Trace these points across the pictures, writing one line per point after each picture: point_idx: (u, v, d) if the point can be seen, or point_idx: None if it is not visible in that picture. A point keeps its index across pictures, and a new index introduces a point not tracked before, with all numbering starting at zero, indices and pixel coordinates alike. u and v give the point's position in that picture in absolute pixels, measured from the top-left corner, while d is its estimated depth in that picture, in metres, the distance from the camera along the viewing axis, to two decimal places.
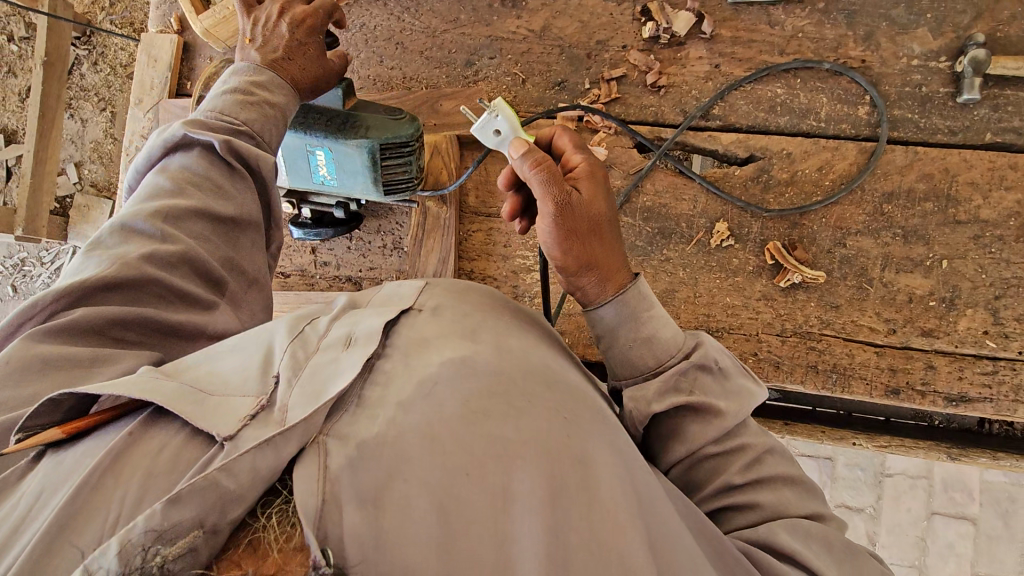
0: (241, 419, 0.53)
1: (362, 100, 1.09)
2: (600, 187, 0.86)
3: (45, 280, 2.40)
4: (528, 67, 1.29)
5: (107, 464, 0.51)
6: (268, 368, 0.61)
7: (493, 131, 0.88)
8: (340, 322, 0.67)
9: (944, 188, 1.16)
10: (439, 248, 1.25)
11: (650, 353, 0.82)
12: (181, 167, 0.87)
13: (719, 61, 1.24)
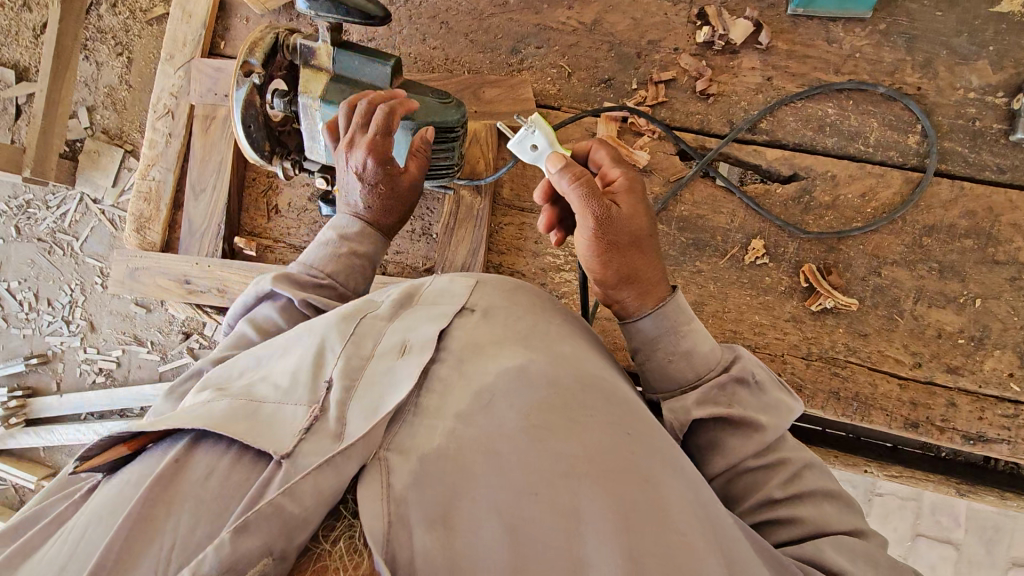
0: (296, 434, 0.62)
1: (408, 81, 1.06)
2: (639, 201, 0.86)
3: (49, 224, 2.35)
4: (575, 61, 1.26)
5: (158, 491, 0.59)
6: (318, 376, 0.70)
7: (532, 146, 0.90)
8: (392, 326, 0.77)
9: (986, 226, 1.14)
10: (470, 238, 1.23)
11: (691, 366, 0.82)
12: (266, 321, 0.87)
13: (772, 74, 1.21)
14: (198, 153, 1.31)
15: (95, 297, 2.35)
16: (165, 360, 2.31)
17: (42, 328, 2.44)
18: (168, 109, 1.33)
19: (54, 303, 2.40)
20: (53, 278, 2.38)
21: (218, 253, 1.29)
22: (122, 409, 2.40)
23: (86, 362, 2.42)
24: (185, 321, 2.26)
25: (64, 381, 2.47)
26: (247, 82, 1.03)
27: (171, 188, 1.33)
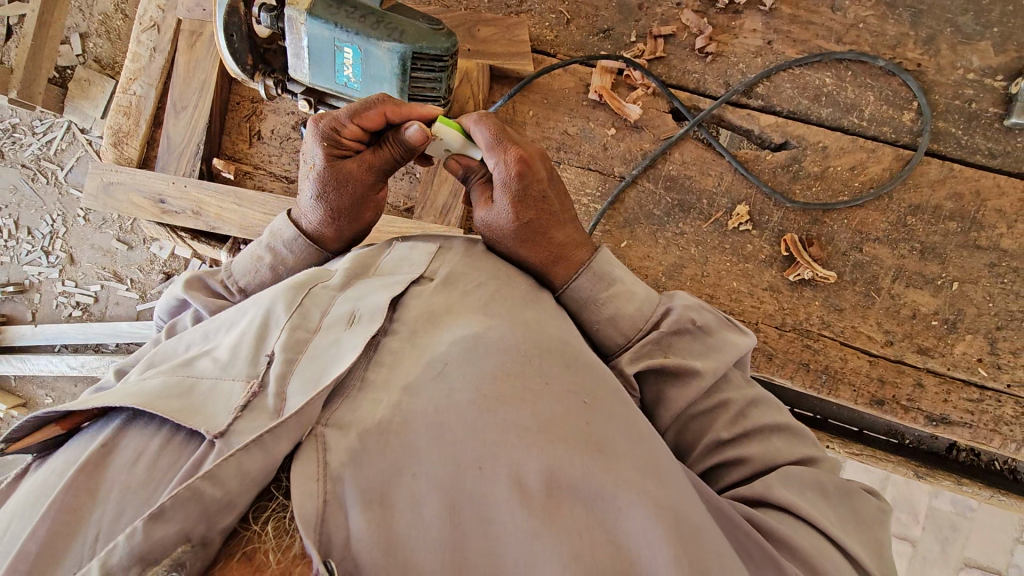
0: (233, 410, 0.59)
1: (398, 5, 1.03)
2: (516, 185, 0.81)
3: (33, 150, 2.29)
4: (575, 7, 1.23)
5: (85, 477, 0.57)
6: (261, 348, 0.68)
7: (438, 150, 0.89)
8: (343, 297, 0.75)
9: (971, 211, 1.13)
10: (452, 178, 1.20)
11: (619, 332, 0.81)
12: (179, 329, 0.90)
13: (773, 38, 1.19)
14: (182, 68, 1.26)
15: (76, 231, 2.30)
16: (144, 299, 2.27)
17: (21, 258, 2.40)
18: (154, 22, 1.29)
19: (34, 232, 2.35)
20: (34, 208, 2.33)
21: (195, 173, 1.26)
22: (97, 345, 2.37)
23: (63, 295, 2.38)
24: (166, 261, 2.22)
25: (40, 314, 2.43)
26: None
27: (152, 103, 1.29)
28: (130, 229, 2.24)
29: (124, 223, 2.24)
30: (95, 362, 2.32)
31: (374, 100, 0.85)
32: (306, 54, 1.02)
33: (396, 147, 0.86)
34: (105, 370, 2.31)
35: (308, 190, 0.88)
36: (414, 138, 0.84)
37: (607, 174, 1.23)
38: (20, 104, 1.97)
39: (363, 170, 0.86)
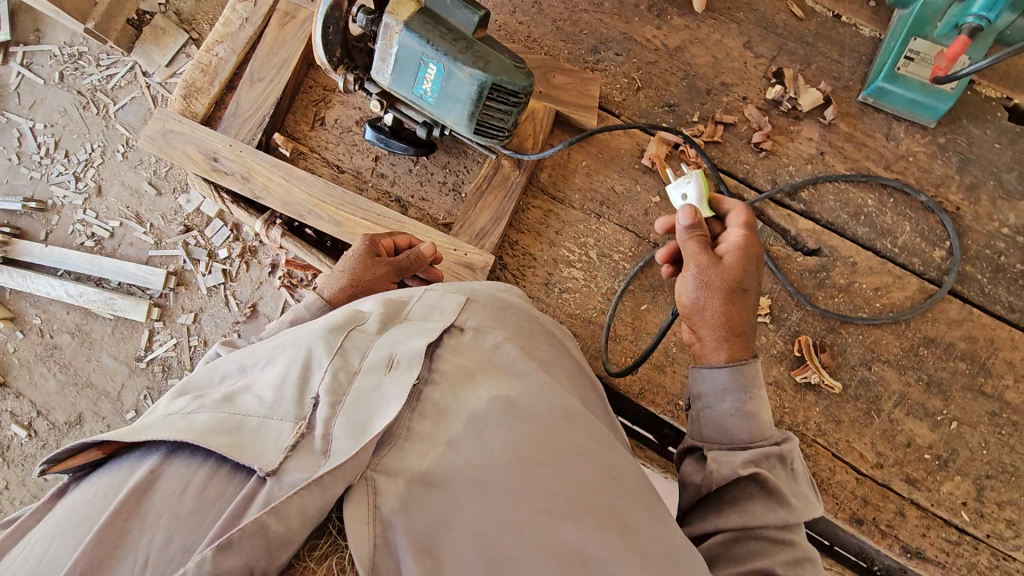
0: (283, 450, 0.60)
1: (488, 35, 1.07)
2: (751, 263, 0.94)
3: (93, 81, 2.21)
4: (647, 77, 1.29)
5: (129, 503, 0.59)
6: (305, 388, 0.68)
7: (677, 195, 1.04)
8: (382, 339, 0.75)
9: (982, 356, 1.17)
10: (495, 207, 1.23)
11: (744, 426, 0.86)
12: None
13: (826, 150, 1.24)
14: (267, 43, 1.31)
15: (111, 165, 2.17)
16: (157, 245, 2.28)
17: (51, 178, 2.21)
18: None
19: (71, 156, 2.20)
20: (78, 133, 2.20)
21: (254, 142, 1.29)
22: (98, 280, 2.18)
23: (80, 224, 2.19)
24: (189, 215, 2.09)
25: (51, 236, 2.21)
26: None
27: (229, 68, 1.34)
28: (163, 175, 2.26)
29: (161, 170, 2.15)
30: (93, 295, 2.14)
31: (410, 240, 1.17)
32: (392, 60, 1.06)
33: (409, 253, 1.10)
34: (100, 307, 2.14)
35: (336, 269, 1.06)
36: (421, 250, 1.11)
37: (641, 237, 1.25)
38: (93, 36, 2.11)
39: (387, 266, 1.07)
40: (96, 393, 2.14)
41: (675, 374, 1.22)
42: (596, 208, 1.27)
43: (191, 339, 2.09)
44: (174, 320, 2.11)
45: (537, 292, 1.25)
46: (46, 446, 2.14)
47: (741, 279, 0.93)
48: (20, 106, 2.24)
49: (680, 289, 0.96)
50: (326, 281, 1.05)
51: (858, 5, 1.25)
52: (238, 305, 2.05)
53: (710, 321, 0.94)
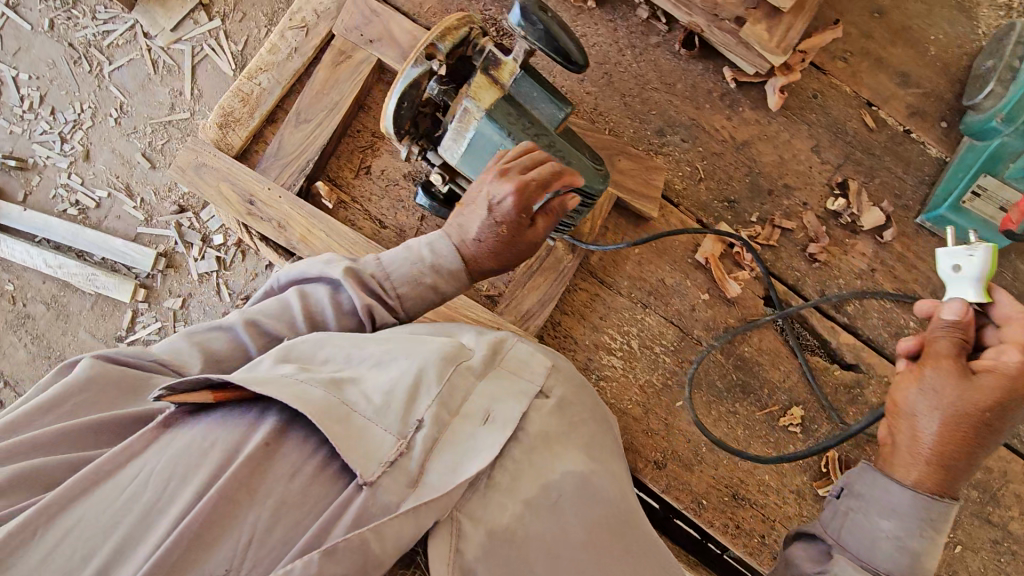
0: (382, 464, 0.68)
1: (572, 133, 1.05)
2: (1005, 401, 0.79)
3: (87, 34, 2.16)
4: (711, 168, 1.26)
5: (244, 470, 0.65)
6: (411, 408, 0.73)
7: (946, 261, 0.86)
8: (481, 386, 0.79)
9: (993, 486, 1.21)
10: (543, 289, 1.19)
11: (899, 560, 0.80)
12: (316, 306, 0.90)
13: (878, 267, 1.24)
14: (318, 82, 1.22)
15: (102, 129, 2.12)
16: (149, 223, 2.07)
17: (33, 135, 2.18)
18: (304, 24, 1.25)
19: (57, 115, 2.16)
20: (67, 91, 2.17)
21: (295, 188, 1.21)
22: (81, 252, 2.14)
23: (62, 188, 2.15)
24: (184, 195, 2.03)
25: (33, 198, 2.19)
26: (424, 67, 0.97)
27: (272, 101, 1.24)
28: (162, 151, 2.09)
29: (156, 140, 2.08)
30: (74, 268, 2.10)
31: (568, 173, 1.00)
32: (467, 145, 1.00)
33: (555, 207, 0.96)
34: (81, 282, 2.09)
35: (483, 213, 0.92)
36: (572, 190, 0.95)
37: (685, 332, 1.24)
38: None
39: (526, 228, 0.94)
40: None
41: (701, 473, 1.22)
42: (643, 297, 1.24)
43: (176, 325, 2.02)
44: (159, 301, 2.04)
45: None
46: None
47: (978, 411, 0.80)
48: (4, 52, 2.21)
49: (899, 385, 0.86)
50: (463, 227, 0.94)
51: (930, 124, 1.24)
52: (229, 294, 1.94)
53: (919, 436, 0.83)
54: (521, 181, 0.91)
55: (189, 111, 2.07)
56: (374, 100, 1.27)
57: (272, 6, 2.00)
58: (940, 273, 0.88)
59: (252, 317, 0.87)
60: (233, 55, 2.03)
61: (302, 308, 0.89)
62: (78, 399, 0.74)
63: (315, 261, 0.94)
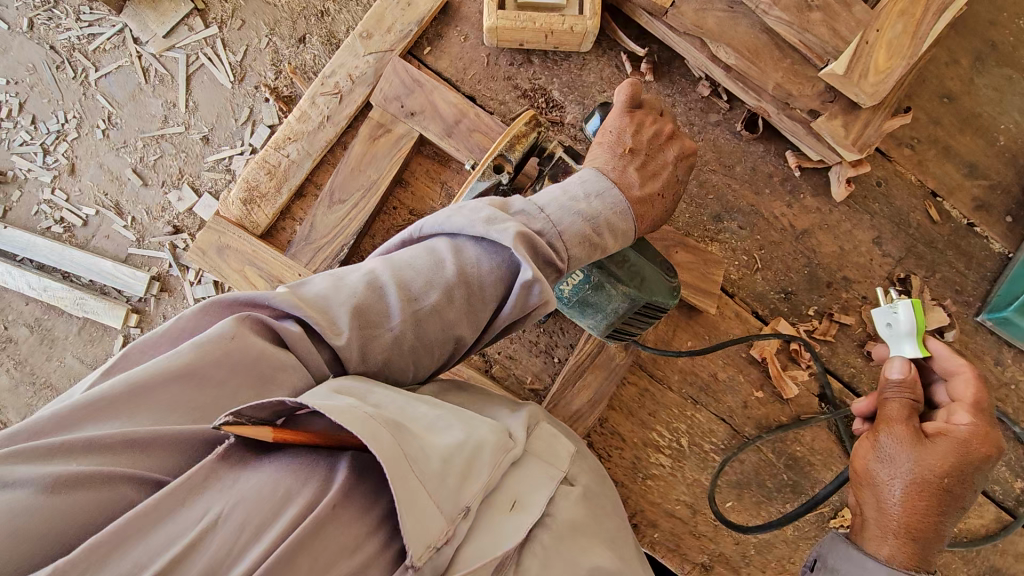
0: (432, 544, 0.59)
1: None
2: (963, 461, 0.78)
3: (70, 37, 1.82)
4: (768, 258, 1.20)
5: (308, 538, 0.55)
6: (467, 478, 0.65)
7: (881, 321, 0.89)
8: (518, 470, 0.73)
9: None
10: (594, 386, 1.14)
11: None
12: (470, 267, 0.74)
13: None
14: (354, 158, 1.13)
15: (88, 142, 1.83)
16: (139, 244, 1.81)
17: (12, 146, 1.87)
18: (337, 89, 1.15)
19: (39, 124, 1.85)
20: (49, 99, 1.84)
21: None
22: (67, 272, 1.86)
23: (46, 204, 1.86)
24: (180, 215, 1.79)
25: (10, 214, 1.88)
26: (490, 178, 0.96)
27: (302, 174, 1.14)
28: (151, 165, 1.80)
29: (148, 156, 1.80)
30: (60, 291, 1.83)
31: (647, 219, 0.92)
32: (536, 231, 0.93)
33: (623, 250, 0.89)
34: (68, 306, 1.83)
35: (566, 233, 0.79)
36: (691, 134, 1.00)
37: (736, 431, 1.18)
38: None
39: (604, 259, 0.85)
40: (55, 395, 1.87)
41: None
42: (694, 393, 1.19)
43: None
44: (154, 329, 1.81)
45: (622, 474, 1.19)
46: None
47: (939, 475, 0.79)
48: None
49: (861, 452, 0.86)
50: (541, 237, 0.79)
51: (994, 218, 1.19)
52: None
53: (892, 510, 0.81)
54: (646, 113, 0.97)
55: (183, 125, 1.77)
56: (413, 174, 1.18)
57: (275, 12, 1.71)
58: (879, 332, 0.90)
59: (397, 274, 0.72)
60: (233, 67, 1.73)
61: (454, 268, 0.73)
62: (187, 364, 0.63)
63: (463, 210, 0.77)
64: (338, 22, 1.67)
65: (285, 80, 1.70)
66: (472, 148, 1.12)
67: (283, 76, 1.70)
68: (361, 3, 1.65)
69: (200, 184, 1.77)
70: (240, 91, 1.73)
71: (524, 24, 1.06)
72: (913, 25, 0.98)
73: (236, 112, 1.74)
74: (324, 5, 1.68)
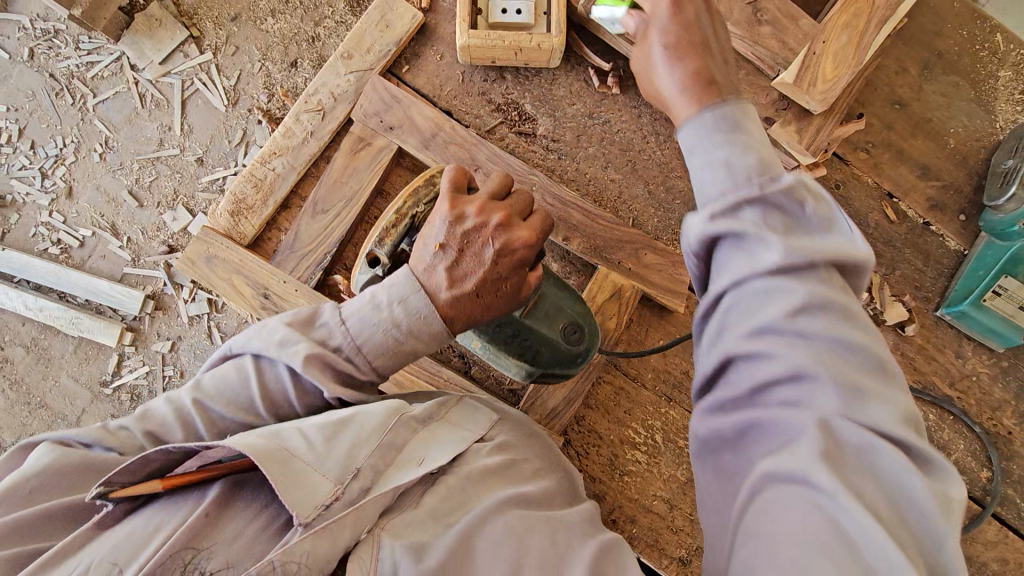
0: (318, 504, 0.63)
1: (558, 280, 1.03)
2: None
3: (69, 64, 1.90)
4: None
5: (186, 535, 0.60)
6: (354, 448, 0.70)
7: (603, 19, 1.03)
8: (420, 436, 0.77)
9: None
10: (570, 385, 1.18)
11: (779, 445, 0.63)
12: (273, 385, 0.76)
13: (898, 360, 1.25)
14: (336, 170, 1.19)
15: (85, 164, 1.89)
16: (134, 263, 1.86)
17: (11, 169, 1.93)
18: (320, 106, 1.21)
19: (38, 149, 1.91)
20: (47, 123, 1.91)
21: (313, 282, 1.17)
22: (62, 292, 1.91)
23: (44, 226, 1.91)
24: (175, 235, 1.84)
25: (8, 237, 1.93)
26: (370, 271, 0.92)
27: (288, 187, 1.20)
28: (146, 186, 1.86)
29: (144, 176, 1.86)
30: (56, 312, 1.87)
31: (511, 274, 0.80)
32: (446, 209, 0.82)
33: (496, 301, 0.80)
34: (63, 325, 1.87)
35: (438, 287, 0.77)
36: (533, 223, 0.82)
37: None
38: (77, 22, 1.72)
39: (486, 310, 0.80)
40: (50, 415, 1.88)
41: None
42: (667, 391, 1.24)
43: (166, 369, 1.84)
44: (147, 345, 1.85)
45: (600, 472, 1.22)
46: None
47: None
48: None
49: None
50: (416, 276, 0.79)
51: (948, 217, 1.25)
52: (221, 337, 1.80)
53: None
54: (474, 199, 0.82)
55: (178, 147, 1.84)
56: (393, 185, 1.24)
57: (267, 37, 1.79)
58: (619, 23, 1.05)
59: (201, 401, 0.75)
60: (227, 91, 1.81)
61: (257, 390, 0.76)
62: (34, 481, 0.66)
63: (262, 331, 0.77)
64: (327, 47, 1.75)
65: (277, 102, 1.78)
66: (448, 159, 1.18)
67: (275, 98, 1.78)
68: (349, 29, 1.74)
69: (195, 205, 1.83)
70: (233, 113, 1.80)
71: (495, 44, 1.13)
72: (857, 36, 1.05)
73: (230, 133, 1.81)
74: (314, 31, 1.76)
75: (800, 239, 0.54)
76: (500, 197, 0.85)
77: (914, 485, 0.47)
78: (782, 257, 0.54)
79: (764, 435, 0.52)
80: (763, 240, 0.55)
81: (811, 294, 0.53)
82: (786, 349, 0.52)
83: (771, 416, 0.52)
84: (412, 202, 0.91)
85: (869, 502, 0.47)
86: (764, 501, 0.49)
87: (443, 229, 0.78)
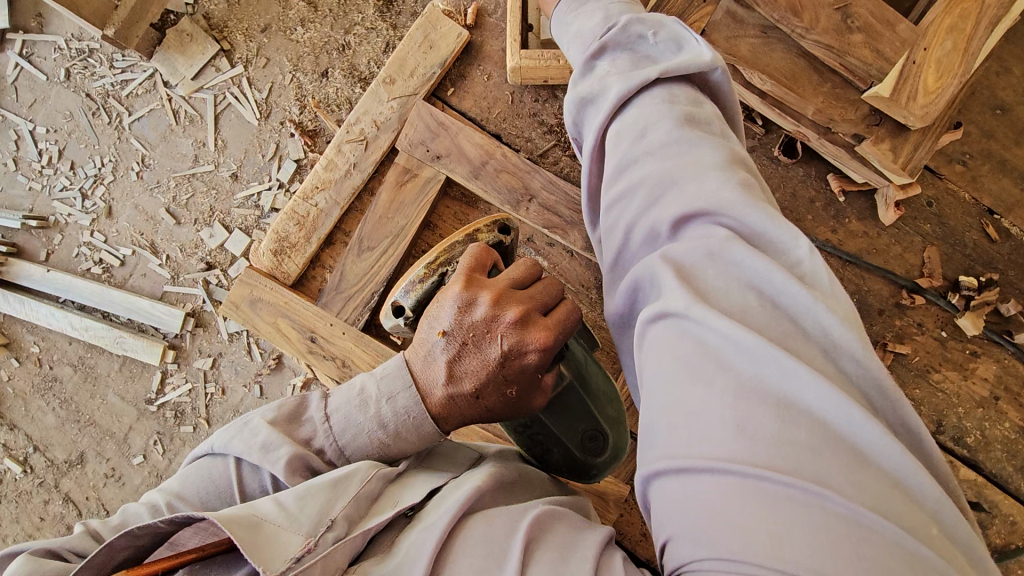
0: (288, 560, 0.57)
1: (586, 376, 0.96)
2: None
3: (105, 83, 1.87)
4: None
5: None
6: (332, 507, 0.63)
7: None
8: (399, 485, 0.72)
9: None
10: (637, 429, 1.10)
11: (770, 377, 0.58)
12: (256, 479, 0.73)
13: (1000, 395, 1.12)
14: (381, 205, 1.12)
15: (123, 183, 1.87)
16: (175, 281, 1.84)
17: (53, 191, 1.92)
18: (362, 136, 1.14)
19: (77, 169, 1.89)
20: (86, 144, 1.89)
21: (359, 324, 1.11)
22: (106, 312, 1.90)
23: (86, 246, 1.90)
24: (213, 251, 1.81)
25: (51, 258, 1.93)
26: (395, 318, 0.90)
27: (330, 224, 1.14)
28: (185, 204, 1.82)
29: (180, 194, 1.83)
30: (100, 331, 1.86)
31: (510, 373, 0.74)
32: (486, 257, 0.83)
33: (495, 403, 0.75)
34: (107, 345, 1.86)
35: (439, 374, 0.74)
36: (549, 323, 0.76)
37: None
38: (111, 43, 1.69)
39: (484, 402, 0.74)
40: (99, 432, 1.89)
41: None
42: None
43: (208, 385, 1.82)
44: (189, 363, 1.83)
45: None
46: (43, 484, 1.93)
47: None
48: (19, 104, 1.92)
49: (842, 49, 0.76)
50: (423, 377, 0.75)
51: None
52: (261, 353, 1.77)
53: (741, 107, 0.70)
54: (490, 287, 0.76)
55: (213, 163, 1.80)
56: (440, 217, 1.17)
57: (298, 48, 1.72)
58: None
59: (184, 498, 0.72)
60: (259, 104, 1.75)
61: (241, 485, 0.73)
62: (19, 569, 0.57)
63: (243, 432, 0.74)
64: (360, 55, 1.66)
65: (310, 114, 1.71)
66: (500, 189, 1.10)
67: (308, 110, 1.71)
68: (381, 34, 1.64)
69: (230, 221, 1.79)
70: (267, 126, 1.75)
71: (551, 64, 1.06)
72: (963, 42, 0.94)
73: (264, 147, 1.76)
74: (345, 38, 1.67)
75: (644, 61, 0.65)
76: (522, 284, 0.79)
77: (775, 281, 0.49)
78: (652, 137, 0.59)
79: (648, 284, 0.55)
80: (642, 127, 0.60)
81: (675, 165, 0.57)
82: (660, 201, 0.56)
83: (647, 261, 0.55)
84: (446, 257, 0.89)
85: (732, 307, 0.48)
86: (646, 340, 0.52)
87: (450, 319, 0.74)
